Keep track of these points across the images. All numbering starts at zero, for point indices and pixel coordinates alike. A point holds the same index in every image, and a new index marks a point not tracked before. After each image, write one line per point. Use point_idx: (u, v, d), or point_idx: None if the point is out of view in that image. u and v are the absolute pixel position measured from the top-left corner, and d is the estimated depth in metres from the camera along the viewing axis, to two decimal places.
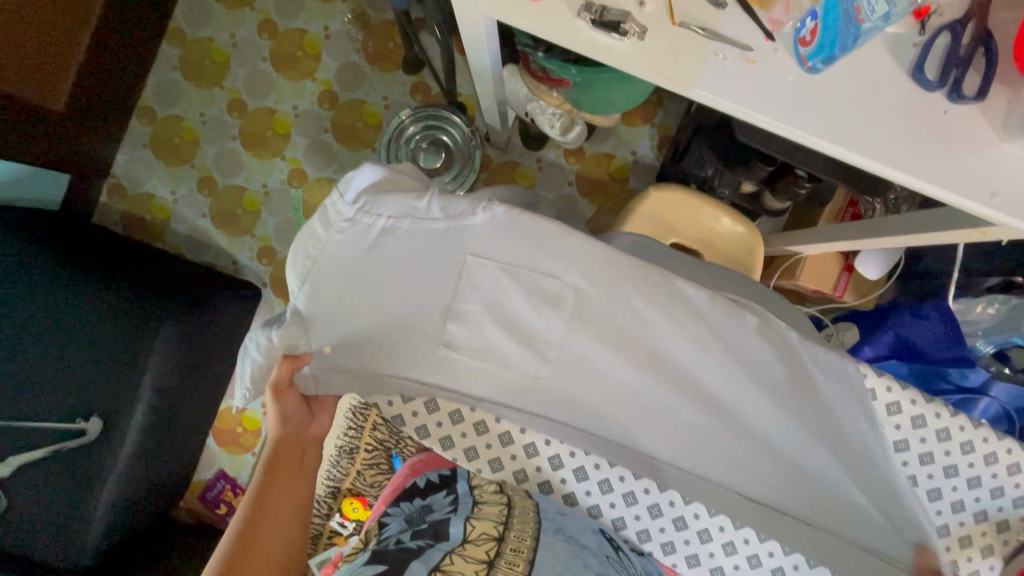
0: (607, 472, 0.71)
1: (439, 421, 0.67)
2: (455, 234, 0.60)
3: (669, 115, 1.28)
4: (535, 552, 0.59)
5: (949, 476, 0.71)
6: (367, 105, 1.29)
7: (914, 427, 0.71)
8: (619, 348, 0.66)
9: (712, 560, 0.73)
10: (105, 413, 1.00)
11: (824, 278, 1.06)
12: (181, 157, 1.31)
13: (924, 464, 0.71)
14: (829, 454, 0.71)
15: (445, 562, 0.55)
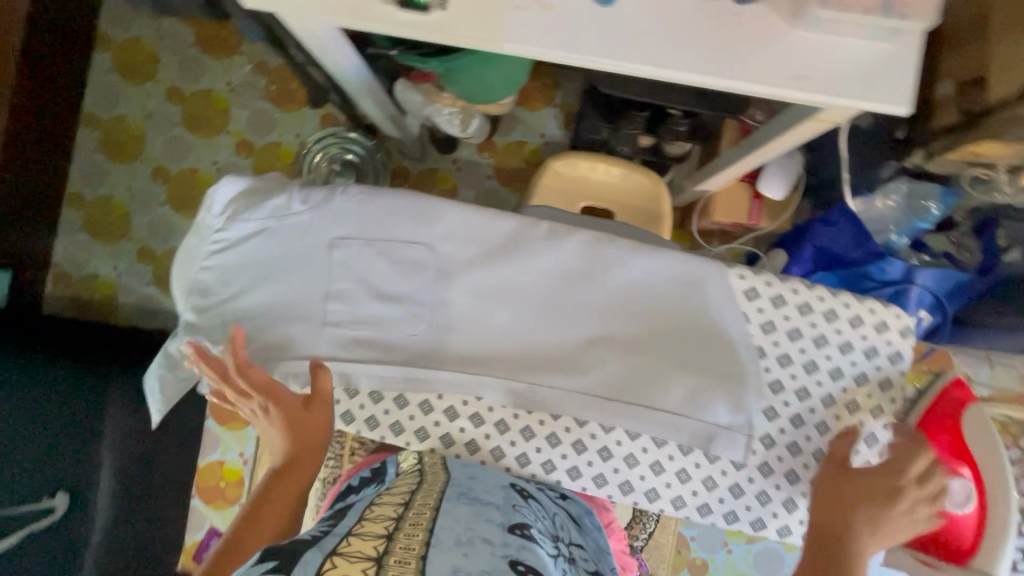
0: (500, 412, 0.60)
1: (323, 394, 0.62)
2: (321, 221, 0.61)
3: (567, 93, 1.33)
4: (435, 520, 0.50)
5: (820, 348, 0.58)
6: (282, 145, 1.34)
7: (803, 313, 0.58)
8: (462, 284, 0.60)
9: (645, 485, 0.59)
10: (71, 487, 1.00)
11: (739, 210, 1.09)
12: (116, 232, 1.36)
13: (821, 346, 0.59)
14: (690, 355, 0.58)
15: (335, 549, 0.46)
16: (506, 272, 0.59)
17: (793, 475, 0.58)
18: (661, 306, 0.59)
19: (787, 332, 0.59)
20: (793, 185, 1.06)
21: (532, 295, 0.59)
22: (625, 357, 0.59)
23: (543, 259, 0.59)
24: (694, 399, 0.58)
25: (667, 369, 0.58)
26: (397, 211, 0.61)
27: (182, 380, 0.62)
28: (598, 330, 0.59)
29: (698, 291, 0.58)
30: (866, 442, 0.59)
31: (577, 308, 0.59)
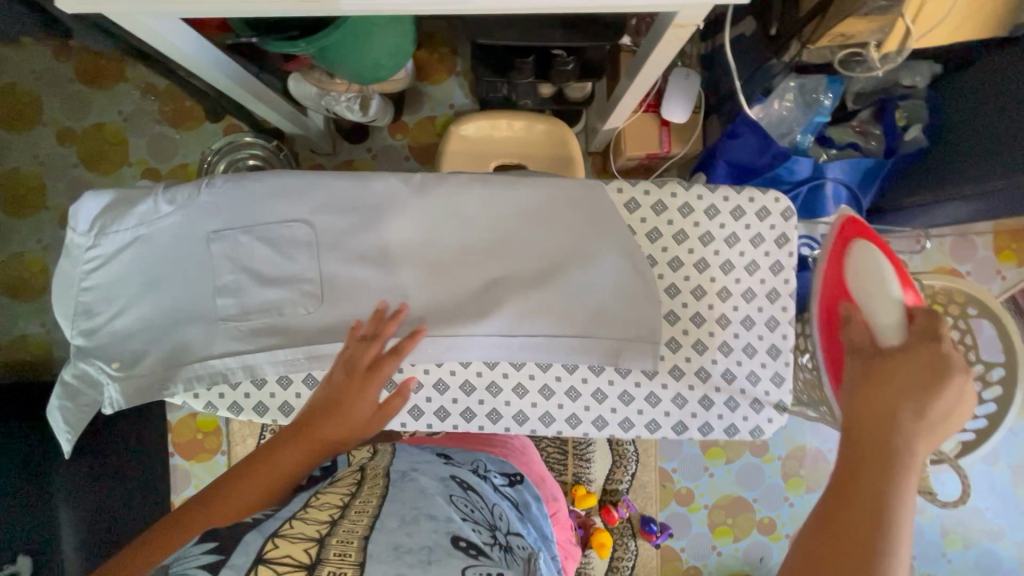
0: (410, 372, 0.64)
1: (220, 392, 0.62)
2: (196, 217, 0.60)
3: (467, 59, 1.31)
4: (380, 508, 0.58)
5: (709, 243, 0.66)
6: (189, 166, 1.30)
7: (685, 216, 0.65)
8: (365, 254, 0.62)
9: (564, 413, 0.64)
10: (35, 551, 0.94)
11: (649, 141, 1.10)
12: (37, 288, 1.31)
13: (706, 244, 0.66)
14: (588, 272, 0.63)
15: (281, 532, 0.50)
16: (390, 229, 0.62)
17: (699, 372, 0.65)
18: (556, 241, 0.64)
19: (673, 237, 0.65)
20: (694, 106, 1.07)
21: (423, 248, 0.63)
22: (534, 285, 0.63)
23: (433, 211, 0.63)
24: (604, 309, 0.63)
25: (561, 290, 0.63)
26: (278, 189, 0.61)
27: (87, 408, 0.62)
28: (499, 270, 0.63)
29: (586, 219, 0.64)
30: (759, 324, 0.66)
31: (482, 251, 0.63)
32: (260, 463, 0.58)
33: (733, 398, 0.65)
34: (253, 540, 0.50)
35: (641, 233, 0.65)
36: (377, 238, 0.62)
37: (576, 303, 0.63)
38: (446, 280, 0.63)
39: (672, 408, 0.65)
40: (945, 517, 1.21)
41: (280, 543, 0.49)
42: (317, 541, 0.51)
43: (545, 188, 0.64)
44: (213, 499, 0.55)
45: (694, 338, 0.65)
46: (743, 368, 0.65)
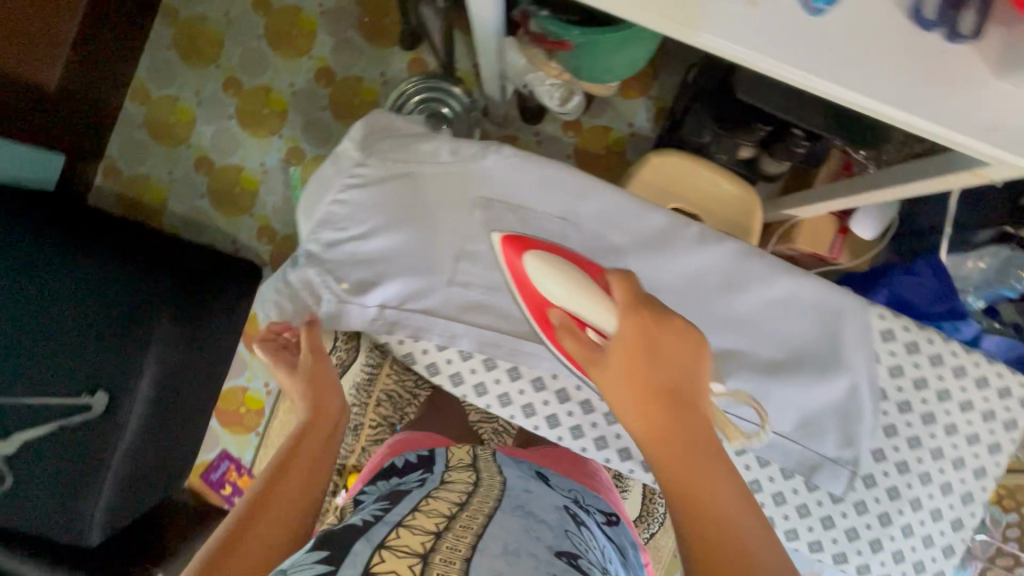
0: (585, 394, 0.79)
1: (428, 349, 0.77)
2: (478, 173, 0.75)
3: (665, 88, 1.29)
4: (483, 528, 0.61)
5: (942, 399, 0.73)
6: (364, 81, 1.30)
7: (933, 366, 0.73)
8: (628, 284, 0.75)
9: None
10: (111, 387, 0.98)
11: (820, 241, 1.08)
12: (176, 136, 1.31)
13: (941, 401, 0.74)
14: (813, 381, 0.74)
15: (389, 538, 0.56)
16: (640, 267, 0.75)
17: (882, 516, 0.74)
18: (806, 341, 0.75)
19: (912, 381, 0.73)
20: (885, 230, 1.05)
21: (680, 293, 0.75)
22: (761, 373, 0.74)
23: (702, 268, 0.75)
24: (804, 418, 0.75)
25: (773, 388, 0.74)
26: (551, 177, 0.74)
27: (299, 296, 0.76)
28: (737, 347, 0.75)
29: (840, 335, 0.74)
30: (954, 496, 0.74)
31: (733, 326, 0.75)
32: (287, 474, 0.61)
33: (900, 552, 0.74)
34: (362, 553, 0.51)
35: (886, 364, 0.74)
36: (657, 275, 0.75)
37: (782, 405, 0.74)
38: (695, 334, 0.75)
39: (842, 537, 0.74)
40: None
41: (387, 556, 0.52)
42: (424, 544, 0.54)
43: (814, 289, 0.74)
44: (262, 516, 0.55)
45: (892, 482, 0.74)
46: (925, 529, 0.74)
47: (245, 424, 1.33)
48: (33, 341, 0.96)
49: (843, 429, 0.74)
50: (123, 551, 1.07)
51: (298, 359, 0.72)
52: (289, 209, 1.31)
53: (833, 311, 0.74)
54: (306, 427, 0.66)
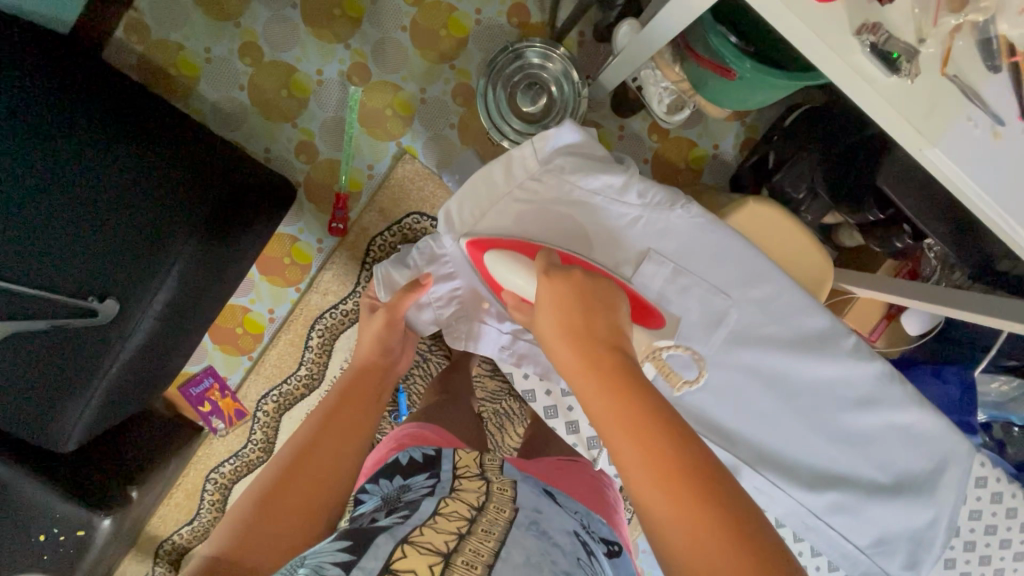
0: None
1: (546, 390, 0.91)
2: (651, 224, 0.76)
3: (760, 118, 1.23)
4: (502, 545, 0.53)
5: (1004, 547, 0.80)
6: (456, 12, 1.15)
7: (1007, 516, 0.80)
8: (761, 374, 0.76)
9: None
10: (122, 296, 0.89)
11: (865, 321, 1.11)
12: (224, 9, 1.12)
13: (1001, 548, 0.80)
14: (908, 510, 0.75)
15: (414, 534, 0.52)
16: (770, 354, 0.76)
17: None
18: (917, 473, 0.75)
19: (985, 525, 0.80)
20: (928, 330, 1.08)
21: (810, 394, 0.76)
22: (860, 490, 0.76)
23: (841, 376, 0.75)
24: (883, 539, 0.77)
25: (868, 507, 0.76)
26: (716, 247, 0.76)
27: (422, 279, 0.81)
28: (846, 463, 0.76)
29: (944, 475, 0.75)
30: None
31: (851, 442, 0.76)
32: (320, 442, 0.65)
33: None
34: (384, 545, 0.50)
35: (970, 505, 0.80)
36: (797, 373, 0.76)
37: (871, 525, 0.76)
38: (813, 437, 0.77)
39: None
40: None
41: (409, 550, 0.49)
42: (449, 545, 0.51)
43: (942, 428, 0.74)
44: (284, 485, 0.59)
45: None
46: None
47: (240, 346, 1.22)
48: (39, 223, 0.83)
49: (913, 559, 0.76)
50: (95, 460, 1.00)
51: (399, 329, 0.80)
52: (337, 131, 1.18)
53: (951, 451, 0.74)
54: (356, 384, 0.75)
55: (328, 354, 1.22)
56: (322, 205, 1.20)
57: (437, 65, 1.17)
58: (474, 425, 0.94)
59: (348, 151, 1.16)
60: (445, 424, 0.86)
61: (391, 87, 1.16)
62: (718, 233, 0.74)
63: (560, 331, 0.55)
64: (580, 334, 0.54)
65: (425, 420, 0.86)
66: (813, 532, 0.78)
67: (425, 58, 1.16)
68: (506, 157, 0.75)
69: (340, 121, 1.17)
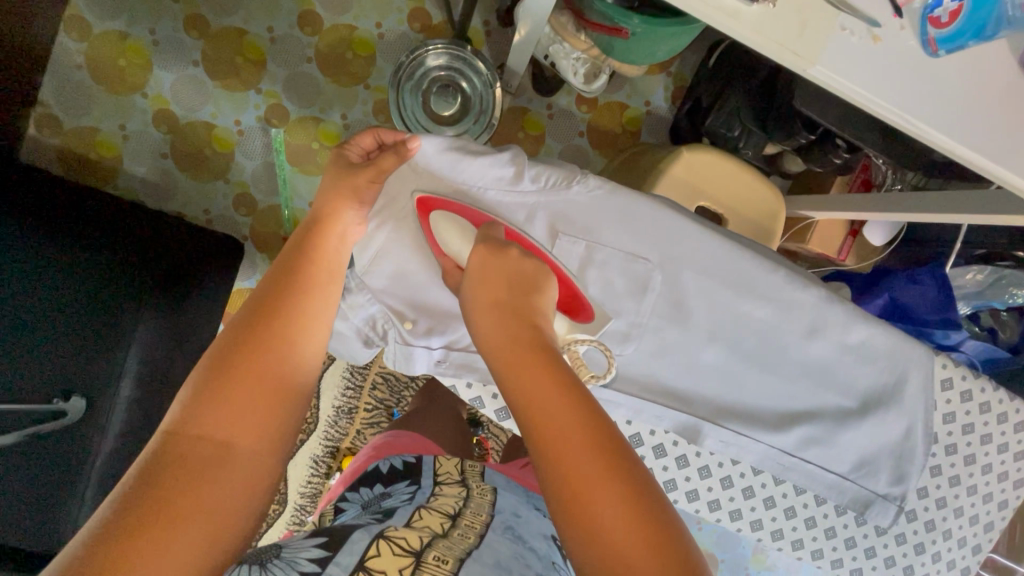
0: (685, 447, 0.72)
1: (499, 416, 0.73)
2: (551, 205, 0.62)
3: (685, 64, 1.21)
4: (474, 545, 0.54)
5: (1002, 451, 0.73)
6: (357, 31, 1.14)
7: (999, 422, 0.72)
8: (721, 322, 0.67)
9: (773, 524, 0.73)
10: (88, 392, 0.88)
11: (830, 243, 1.11)
12: (127, 83, 1.11)
13: (982, 443, 0.72)
14: (879, 427, 0.70)
15: (388, 529, 0.52)
16: (708, 304, 0.66)
17: (918, 545, 0.74)
18: (880, 389, 0.69)
19: (961, 426, 0.72)
20: (893, 237, 1.09)
21: (758, 336, 0.67)
22: (827, 419, 0.70)
23: (783, 308, 0.66)
24: (865, 461, 0.71)
25: (840, 433, 0.69)
26: (624, 213, 0.63)
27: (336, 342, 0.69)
28: (811, 402, 0.69)
29: (909, 384, 0.69)
30: (981, 525, 0.74)
31: (808, 379, 0.69)
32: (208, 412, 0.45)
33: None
34: (360, 540, 0.50)
35: (940, 410, 0.71)
36: (736, 320, 0.67)
37: (858, 452, 0.70)
38: (774, 376, 0.69)
39: (862, 556, 0.74)
40: None
41: (383, 549, 0.49)
42: (422, 543, 0.51)
43: (892, 339, 0.68)
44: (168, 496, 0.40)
45: (931, 516, 0.73)
46: (952, 555, 0.74)
47: None
48: None
49: (898, 478, 0.70)
50: None
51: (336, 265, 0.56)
52: (268, 176, 1.17)
53: (912, 358, 0.69)
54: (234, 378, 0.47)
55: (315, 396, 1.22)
56: (274, 253, 1.19)
57: (351, 87, 1.15)
58: (456, 429, 0.92)
59: (285, 194, 1.15)
60: (426, 432, 0.86)
61: (310, 120, 1.15)
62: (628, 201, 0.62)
63: (493, 307, 0.50)
64: (514, 311, 0.49)
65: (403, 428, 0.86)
66: (800, 475, 0.70)
67: (337, 83, 1.15)
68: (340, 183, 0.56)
69: (270, 166, 1.16)
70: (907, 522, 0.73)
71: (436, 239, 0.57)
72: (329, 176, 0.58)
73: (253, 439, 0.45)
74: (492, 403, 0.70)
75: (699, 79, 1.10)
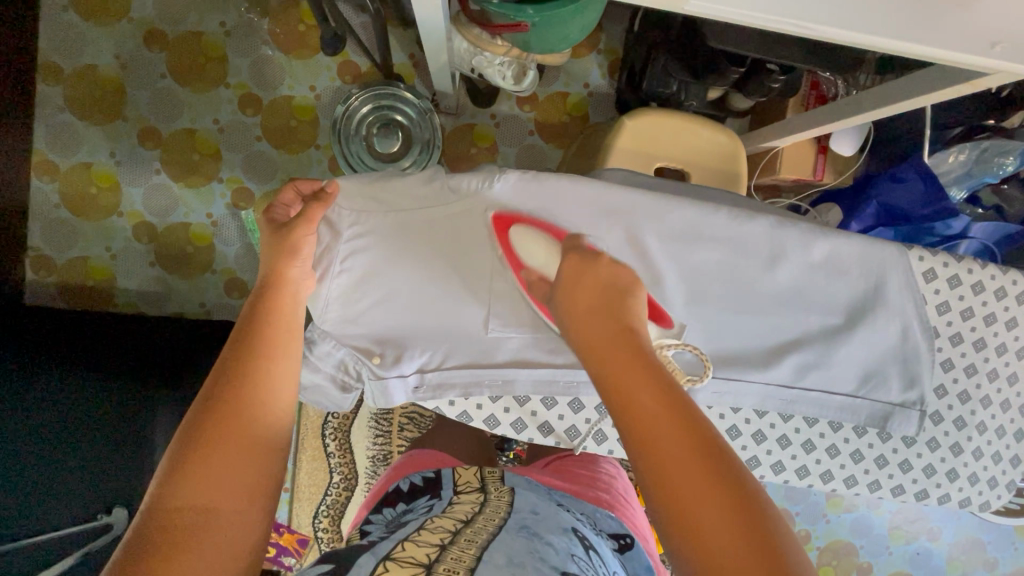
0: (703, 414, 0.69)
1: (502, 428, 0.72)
2: (476, 210, 0.62)
3: (613, 38, 1.22)
4: (485, 549, 0.53)
5: (1011, 328, 0.69)
6: (295, 99, 1.19)
7: (999, 299, 0.69)
8: (680, 275, 0.66)
9: (794, 463, 0.71)
10: (127, 501, 0.90)
11: (803, 166, 1.08)
12: (103, 207, 1.17)
13: (989, 325, 0.69)
14: (871, 337, 0.67)
15: (395, 550, 0.52)
16: (668, 265, 0.65)
17: (954, 446, 0.70)
18: (860, 297, 0.67)
19: (960, 313, 0.68)
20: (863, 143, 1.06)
21: (720, 280, 0.66)
22: (816, 341, 0.68)
23: (738, 246, 0.65)
24: (868, 374, 0.68)
25: (833, 353, 0.67)
26: (557, 196, 0.62)
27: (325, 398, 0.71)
28: (795, 330, 0.68)
29: (890, 286, 0.67)
30: (1015, 410, 0.71)
31: (786, 310, 0.67)
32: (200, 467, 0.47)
33: (977, 475, 0.71)
34: (366, 564, 0.51)
35: (932, 303, 0.68)
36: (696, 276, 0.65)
37: (857, 367, 0.68)
38: (750, 314, 0.67)
39: (899, 472, 0.71)
40: (953, 545, 1.46)
41: (392, 566, 0.49)
42: (431, 555, 0.51)
43: (858, 245, 0.66)
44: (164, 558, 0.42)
45: (958, 413, 0.70)
46: (994, 447, 0.71)
47: None
48: None
49: (907, 384, 0.68)
50: None
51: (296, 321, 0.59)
52: (251, 255, 1.21)
53: (883, 259, 0.66)
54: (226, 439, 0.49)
55: (349, 451, 1.25)
56: None
57: (303, 152, 1.20)
58: (475, 446, 0.93)
59: None
60: (445, 447, 0.88)
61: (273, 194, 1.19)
62: (546, 180, 0.62)
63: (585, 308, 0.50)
64: (604, 311, 0.49)
65: (422, 446, 0.89)
66: (805, 406, 0.68)
67: (290, 152, 1.19)
68: (280, 241, 0.58)
69: (250, 248, 1.21)
70: (936, 426, 0.70)
71: (517, 251, 0.60)
72: (266, 242, 0.59)
73: (240, 494, 0.48)
74: (480, 412, 0.71)
75: (630, 47, 1.11)
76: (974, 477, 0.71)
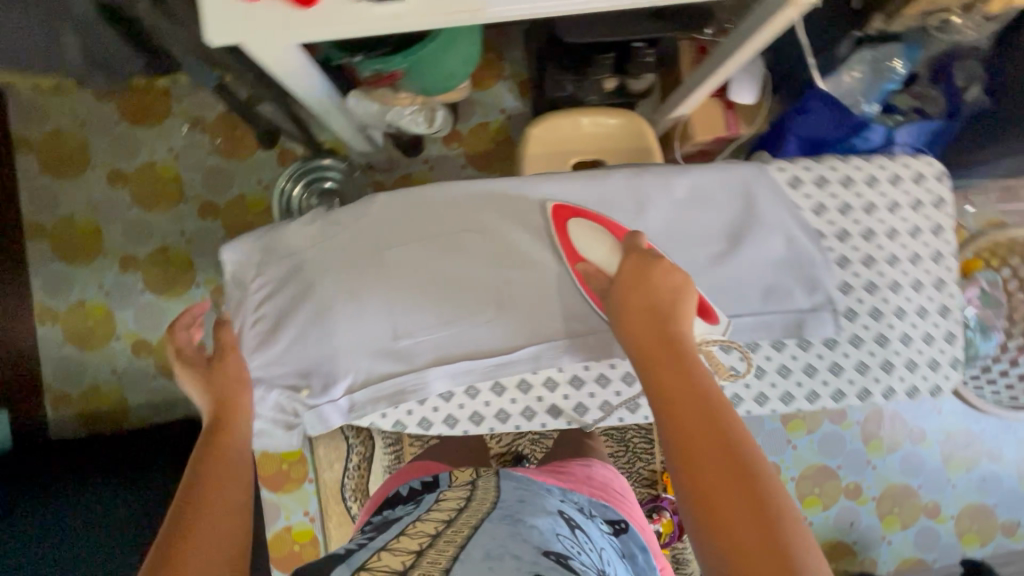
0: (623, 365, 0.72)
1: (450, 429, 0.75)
2: (353, 236, 0.68)
3: (515, 62, 1.31)
4: (462, 547, 0.54)
5: (894, 210, 0.72)
6: (247, 196, 1.30)
7: (868, 187, 0.72)
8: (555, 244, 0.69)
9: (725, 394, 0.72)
10: None
11: (715, 125, 1.11)
12: (101, 336, 1.29)
13: (870, 214, 0.71)
14: (750, 251, 0.69)
15: (370, 560, 0.52)
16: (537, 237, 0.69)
17: (880, 338, 0.71)
18: (727, 219, 0.70)
19: (835, 209, 0.71)
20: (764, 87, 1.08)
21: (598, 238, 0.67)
22: (701, 271, 0.69)
23: (598, 203, 0.70)
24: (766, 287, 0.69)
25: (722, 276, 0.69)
26: (413, 205, 0.69)
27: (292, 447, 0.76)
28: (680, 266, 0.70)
29: (756, 201, 0.70)
30: (928, 287, 0.71)
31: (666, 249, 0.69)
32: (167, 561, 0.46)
33: (913, 361, 0.71)
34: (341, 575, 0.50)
35: (805, 207, 0.71)
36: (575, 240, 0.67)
37: (750, 283, 0.69)
38: None
39: (831, 377, 0.71)
40: (1018, 460, 1.41)
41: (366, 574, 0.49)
42: (406, 562, 0.51)
43: (702, 172, 0.70)
44: None
45: (871, 305, 0.70)
46: (921, 330, 0.71)
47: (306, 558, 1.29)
48: None
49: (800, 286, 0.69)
50: None
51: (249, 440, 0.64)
52: None
53: (727, 179, 0.70)
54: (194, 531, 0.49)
55: None
56: None
57: None
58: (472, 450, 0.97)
59: None
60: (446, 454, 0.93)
61: None
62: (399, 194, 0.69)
63: (636, 313, 0.58)
64: (650, 317, 0.57)
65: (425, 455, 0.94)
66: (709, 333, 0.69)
67: None
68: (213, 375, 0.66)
69: None
70: (852, 322, 0.70)
71: (573, 244, 0.67)
72: (197, 385, 0.66)
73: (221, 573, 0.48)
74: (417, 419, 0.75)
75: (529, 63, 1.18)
76: (912, 363, 0.71)
